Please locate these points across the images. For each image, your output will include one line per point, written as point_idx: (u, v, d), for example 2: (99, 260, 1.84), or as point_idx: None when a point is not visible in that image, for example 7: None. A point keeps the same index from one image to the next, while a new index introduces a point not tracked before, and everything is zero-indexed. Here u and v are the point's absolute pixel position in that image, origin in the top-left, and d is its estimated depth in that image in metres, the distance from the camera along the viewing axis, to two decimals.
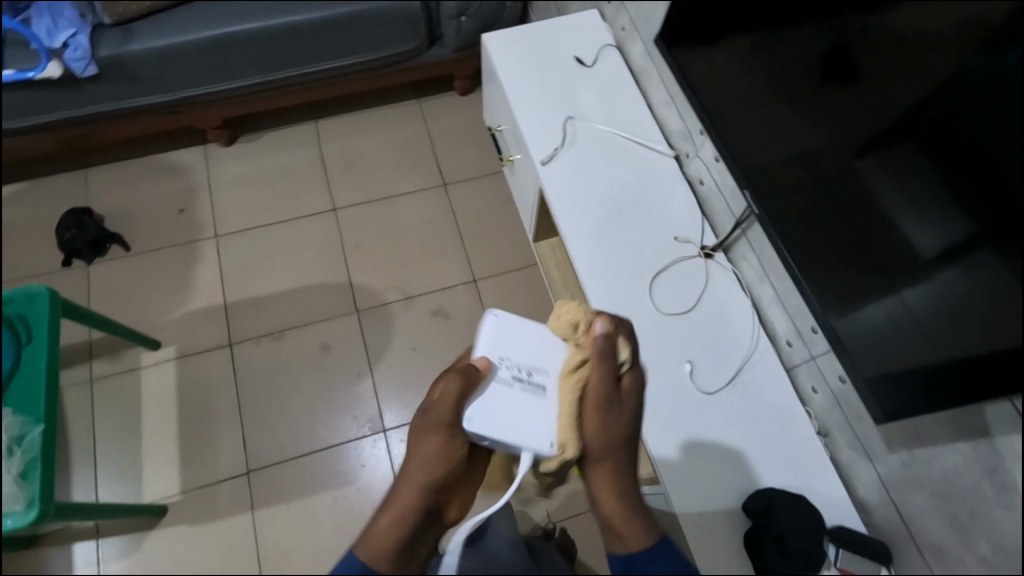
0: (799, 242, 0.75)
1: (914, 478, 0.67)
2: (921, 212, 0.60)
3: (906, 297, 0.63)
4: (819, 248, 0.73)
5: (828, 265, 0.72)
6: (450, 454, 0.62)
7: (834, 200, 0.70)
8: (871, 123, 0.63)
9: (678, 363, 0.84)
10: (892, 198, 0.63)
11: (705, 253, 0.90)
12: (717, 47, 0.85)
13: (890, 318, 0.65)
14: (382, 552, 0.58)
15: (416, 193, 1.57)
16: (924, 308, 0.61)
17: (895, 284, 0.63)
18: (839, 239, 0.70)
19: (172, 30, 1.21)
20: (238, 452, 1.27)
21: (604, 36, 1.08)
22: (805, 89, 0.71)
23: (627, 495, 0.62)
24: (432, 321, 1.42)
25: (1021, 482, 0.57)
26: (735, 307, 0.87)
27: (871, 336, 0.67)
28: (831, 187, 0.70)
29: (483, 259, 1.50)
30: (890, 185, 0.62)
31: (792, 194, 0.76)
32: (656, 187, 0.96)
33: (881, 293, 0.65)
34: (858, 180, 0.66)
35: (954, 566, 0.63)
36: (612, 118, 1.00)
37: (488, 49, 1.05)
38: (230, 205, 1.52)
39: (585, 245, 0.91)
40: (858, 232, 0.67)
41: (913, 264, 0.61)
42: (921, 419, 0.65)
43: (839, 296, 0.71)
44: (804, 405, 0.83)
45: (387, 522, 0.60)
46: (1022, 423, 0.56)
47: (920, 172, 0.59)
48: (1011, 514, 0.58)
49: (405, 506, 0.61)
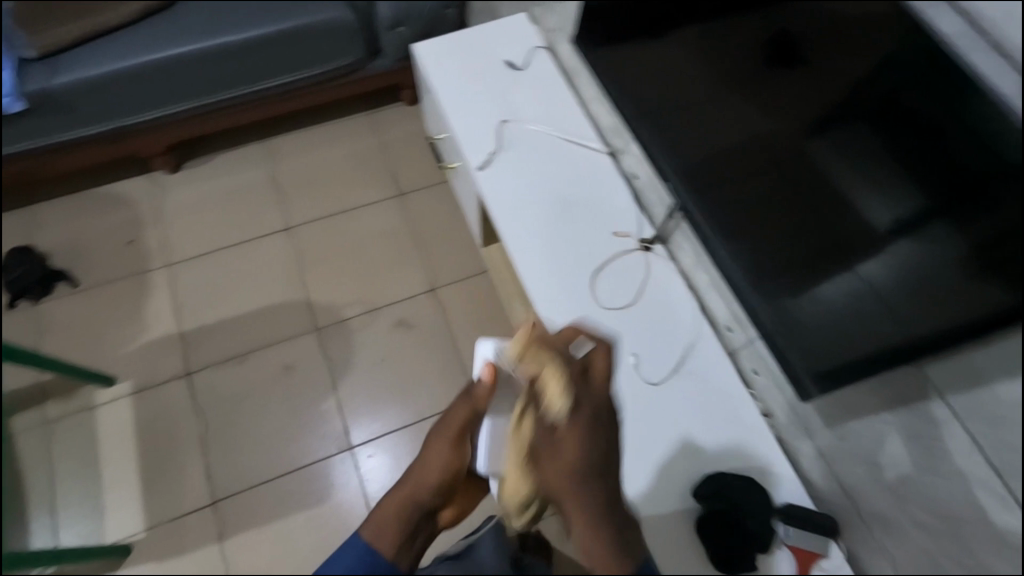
0: (744, 225, 0.75)
1: (854, 451, 0.69)
2: (875, 185, 0.57)
3: (858, 273, 0.61)
4: (771, 228, 0.71)
5: (772, 251, 0.72)
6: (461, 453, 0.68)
7: (784, 178, 0.68)
8: (818, 105, 0.62)
9: (624, 356, 0.84)
10: (841, 179, 0.61)
11: (644, 247, 0.91)
12: (632, 44, 0.87)
13: (849, 296, 0.62)
14: (390, 530, 0.60)
15: (370, 205, 1.56)
16: (887, 284, 0.58)
17: (852, 259, 0.61)
18: (798, 219, 0.67)
19: (106, 57, 1.19)
20: (203, 483, 1.23)
21: (534, 37, 1.09)
22: (751, 73, 0.69)
23: (589, 540, 0.52)
24: (396, 332, 1.41)
25: (943, 446, 0.58)
26: (676, 296, 0.89)
27: (824, 319, 0.66)
28: (782, 167, 0.68)
29: (442, 268, 1.49)
30: (844, 163, 0.60)
31: (735, 183, 0.75)
32: (592, 184, 0.96)
33: (839, 269, 0.63)
34: (813, 163, 0.64)
35: (897, 531, 0.65)
36: (546, 118, 1.01)
37: (420, 60, 1.06)
38: (180, 230, 1.47)
39: (526, 246, 0.91)
40: (803, 215, 0.67)
41: (871, 240, 0.59)
42: (858, 392, 0.66)
43: (797, 278, 0.69)
44: (749, 387, 0.84)
45: (391, 513, 0.62)
46: (932, 389, 0.58)
47: (867, 150, 0.58)
48: (938, 478, 0.59)
49: (413, 497, 0.64)
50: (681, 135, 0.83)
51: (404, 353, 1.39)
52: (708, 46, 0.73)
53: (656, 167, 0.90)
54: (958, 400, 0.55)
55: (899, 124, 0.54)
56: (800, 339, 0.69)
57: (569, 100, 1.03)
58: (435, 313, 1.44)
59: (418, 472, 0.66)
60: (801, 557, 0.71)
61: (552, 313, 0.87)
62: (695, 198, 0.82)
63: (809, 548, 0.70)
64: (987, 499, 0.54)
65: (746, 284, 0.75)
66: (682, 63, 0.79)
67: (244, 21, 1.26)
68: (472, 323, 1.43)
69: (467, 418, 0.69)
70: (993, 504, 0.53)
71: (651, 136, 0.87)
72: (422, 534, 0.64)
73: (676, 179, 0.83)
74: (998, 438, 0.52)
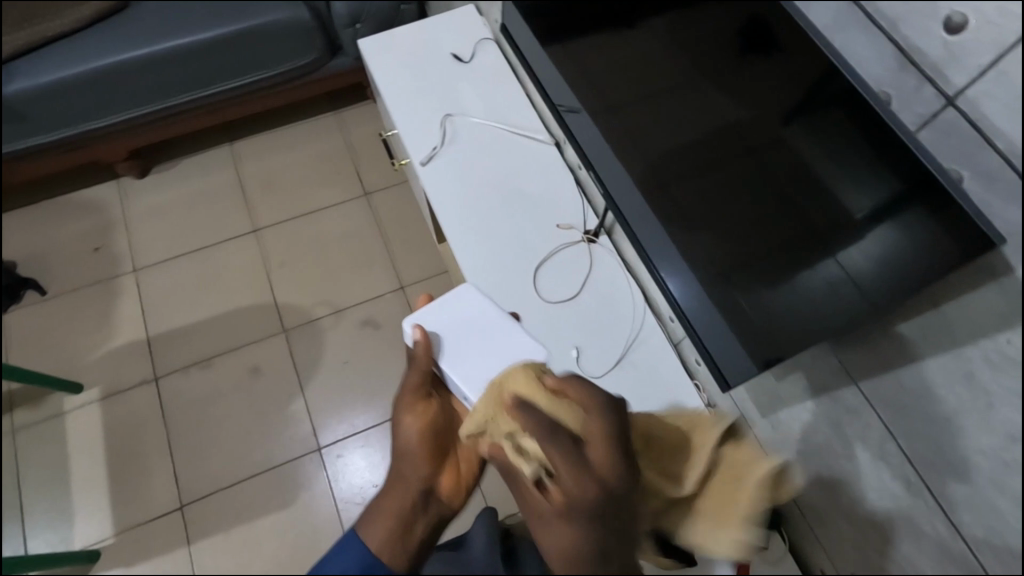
0: (679, 208, 0.70)
1: (786, 441, 0.70)
2: (847, 170, 0.52)
3: (819, 273, 0.56)
4: (691, 217, 0.69)
5: (710, 252, 0.67)
6: (427, 426, 0.64)
7: (752, 166, 0.60)
8: (792, 90, 0.56)
9: (566, 349, 0.83)
10: (811, 167, 0.55)
11: (588, 239, 0.91)
12: (553, 48, 0.87)
13: (830, 286, 0.56)
14: (383, 525, 0.54)
15: (336, 206, 1.55)
16: (868, 274, 0.52)
17: (830, 247, 0.55)
18: (757, 207, 0.61)
19: (57, 64, 1.16)
20: (172, 489, 1.19)
21: (481, 30, 1.09)
22: (718, 60, 0.62)
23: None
24: (363, 332, 1.41)
25: (855, 434, 0.60)
26: (618, 290, 0.88)
27: (780, 322, 0.60)
28: (755, 156, 0.60)
29: (410, 265, 1.49)
30: (814, 148, 0.54)
31: (675, 183, 0.69)
32: (539, 177, 0.96)
33: (815, 258, 0.56)
34: (789, 152, 0.57)
35: (826, 519, 0.67)
36: (488, 110, 1.01)
37: (365, 57, 1.05)
38: (149, 237, 1.48)
39: (469, 240, 0.90)
40: (765, 204, 0.60)
41: (841, 228, 0.53)
42: (790, 378, 0.66)
43: (753, 272, 0.62)
44: (692, 377, 0.84)
45: (377, 520, 0.55)
46: (847, 375, 0.59)
47: (840, 138, 0.52)
48: (854, 467, 0.61)
49: (400, 501, 0.57)
50: (619, 129, 0.77)
51: (369, 351, 1.38)
52: (660, 30, 0.68)
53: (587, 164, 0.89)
54: (867, 387, 0.57)
55: (857, 109, 0.51)
56: (767, 333, 0.62)
57: (517, 91, 1.03)
58: (402, 311, 1.44)
59: (394, 482, 0.60)
60: None
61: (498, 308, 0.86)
62: (647, 198, 0.74)
63: None
64: (904, 489, 0.56)
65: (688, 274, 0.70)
66: (618, 49, 0.75)
67: (193, 24, 1.25)
68: None
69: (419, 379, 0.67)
70: (908, 491, 0.55)
71: (597, 130, 0.82)
72: (426, 514, 0.57)
73: (625, 179, 0.78)
74: (905, 425, 0.54)
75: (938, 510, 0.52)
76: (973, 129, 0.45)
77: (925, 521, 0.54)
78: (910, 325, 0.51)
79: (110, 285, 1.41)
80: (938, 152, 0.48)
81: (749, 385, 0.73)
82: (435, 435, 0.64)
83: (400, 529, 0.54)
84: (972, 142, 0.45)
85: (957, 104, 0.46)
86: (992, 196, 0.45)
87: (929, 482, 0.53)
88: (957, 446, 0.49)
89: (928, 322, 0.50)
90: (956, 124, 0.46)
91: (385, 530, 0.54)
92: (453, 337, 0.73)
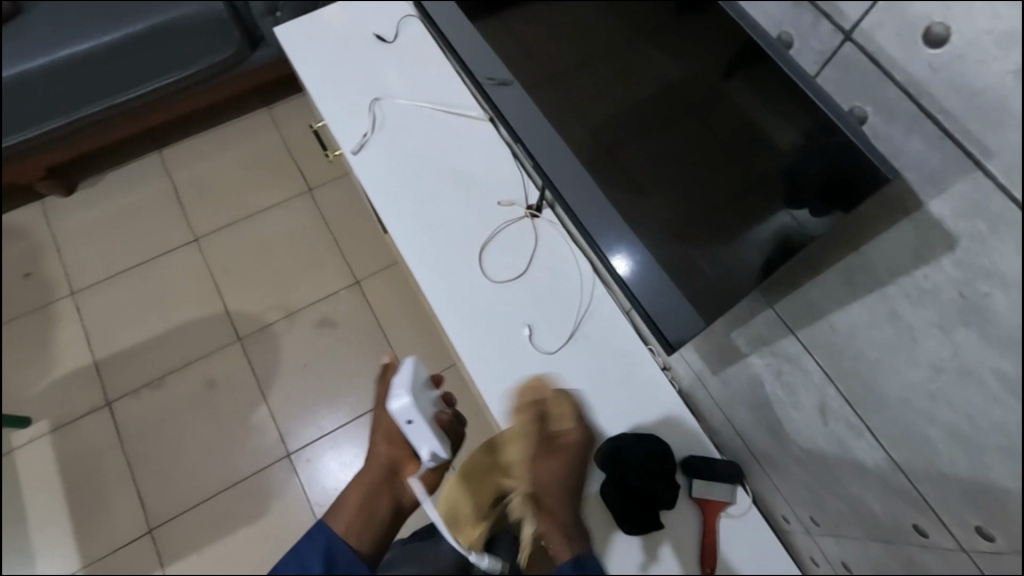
0: (626, 173, 0.69)
1: (738, 396, 0.71)
2: (782, 114, 0.52)
3: (772, 225, 0.55)
4: (639, 184, 0.68)
5: (665, 216, 0.66)
6: (395, 446, 0.78)
7: (696, 123, 0.60)
8: (717, 42, 0.56)
9: (518, 328, 0.82)
10: (752, 118, 0.55)
11: (531, 214, 0.88)
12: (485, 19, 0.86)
13: (779, 237, 0.55)
14: (349, 517, 0.73)
15: (282, 205, 1.48)
16: (815, 217, 0.51)
17: (775, 196, 0.54)
18: (706, 162, 0.60)
19: None
20: (136, 512, 1.16)
21: (403, 7, 1.04)
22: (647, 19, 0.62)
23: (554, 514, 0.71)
24: (321, 332, 1.34)
25: (799, 382, 0.61)
26: (567, 261, 0.86)
27: (740, 276, 0.60)
28: (695, 113, 0.60)
29: (361, 259, 1.42)
30: (748, 100, 0.55)
31: (621, 149, 0.69)
32: (478, 153, 0.93)
33: (761, 209, 0.56)
34: (730, 102, 0.56)
35: (781, 466, 0.69)
36: (416, 90, 0.98)
37: (283, 47, 1.00)
38: (81, 256, 1.40)
39: (409, 228, 0.88)
40: (710, 162, 0.59)
41: (782, 174, 0.53)
42: (727, 336, 0.69)
43: (710, 231, 0.61)
44: (647, 344, 0.84)
45: (345, 508, 0.74)
46: (788, 328, 0.59)
47: (768, 82, 0.52)
48: (799, 412, 0.63)
49: (369, 485, 0.76)
50: (559, 101, 0.76)
51: (331, 353, 1.32)
52: None
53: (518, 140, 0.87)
54: (805, 335, 0.58)
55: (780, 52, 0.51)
56: (716, 288, 0.63)
57: (444, 68, 0.99)
58: (358, 307, 1.37)
59: (367, 473, 0.77)
60: (708, 509, 0.72)
61: (445, 295, 0.84)
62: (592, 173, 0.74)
63: (717, 497, 0.72)
64: (846, 431, 0.57)
65: (636, 240, 0.71)
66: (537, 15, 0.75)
67: None
68: (401, 315, 1.36)
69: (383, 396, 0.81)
70: (851, 434, 0.57)
71: (529, 101, 0.81)
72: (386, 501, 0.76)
73: (564, 152, 0.76)
74: (839, 369, 0.55)
75: (877, 447, 0.54)
76: (870, 62, 0.46)
77: (867, 458, 0.56)
78: (832, 274, 0.53)
79: (45, 313, 1.34)
80: (846, 87, 0.49)
81: (697, 342, 0.74)
82: (403, 451, 0.78)
83: (365, 512, 0.74)
84: (873, 75, 0.46)
85: (853, 37, 0.47)
86: (897, 129, 0.46)
87: (867, 421, 0.55)
88: (887, 383, 0.51)
89: (852, 266, 0.51)
90: (858, 60, 0.47)
91: (354, 515, 0.74)
92: (435, 440, 0.72)
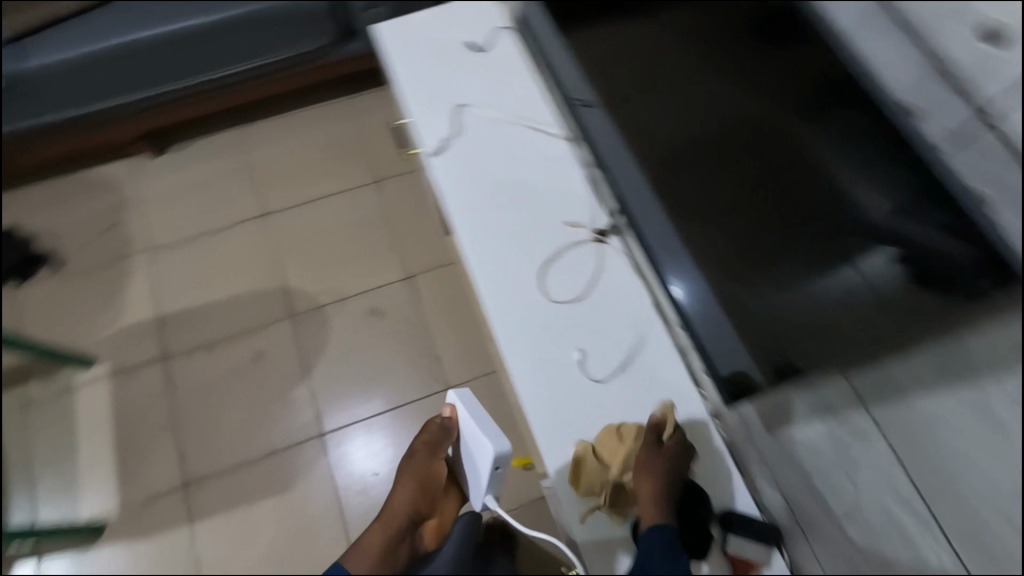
0: (725, 206, 0.79)
1: (794, 460, 0.74)
2: (877, 185, 0.74)
3: (837, 278, 0.72)
4: (741, 218, 0.78)
5: (722, 250, 0.78)
6: (426, 492, 0.75)
7: (790, 176, 0.78)
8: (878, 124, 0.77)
9: (569, 351, 0.83)
10: (836, 175, 0.76)
11: (597, 237, 0.89)
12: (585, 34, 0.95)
13: (846, 287, 0.72)
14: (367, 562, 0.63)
15: (351, 191, 1.54)
16: (879, 270, 0.71)
17: (848, 250, 0.73)
18: (788, 216, 0.76)
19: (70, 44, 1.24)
20: None
21: (496, 20, 1.07)
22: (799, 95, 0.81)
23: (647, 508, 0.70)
24: (367, 320, 1.37)
25: (859, 458, 0.72)
26: (627, 289, 0.87)
27: (788, 313, 0.74)
28: (785, 171, 0.78)
29: (416, 255, 1.50)
30: (849, 165, 0.76)
31: (701, 184, 0.81)
32: (553, 169, 0.95)
33: (833, 263, 0.73)
34: (818, 153, 0.78)
35: (819, 531, 0.72)
36: (499, 103, 1.00)
37: (378, 45, 1.04)
38: None
39: (477, 235, 0.89)
40: (795, 213, 0.76)
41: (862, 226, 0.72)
42: (787, 394, 0.74)
43: (781, 274, 0.75)
44: (700, 386, 0.81)
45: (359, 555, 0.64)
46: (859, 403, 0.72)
47: (870, 143, 0.77)
48: (858, 482, 0.71)
49: (390, 527, 0.68)
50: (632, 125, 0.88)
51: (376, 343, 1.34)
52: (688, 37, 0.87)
53: (601, 168, 0.90)
54: (877, 411, 0.71)
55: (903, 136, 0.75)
56: (760, 330, 0.75)
57: (526, 83, 1.02)
58: (408, 300, 1.43)
59: (385, 513, 0.71)
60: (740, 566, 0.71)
61: (500, 305, 0.85)
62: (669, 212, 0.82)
63: (750, 556, 0.70)
64: (904, 503, 0.69)
65: (700, 278, 0.79)
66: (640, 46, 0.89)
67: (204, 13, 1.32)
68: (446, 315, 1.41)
69: (426, 441, 0.80)
70: (916, 523, 0.67)
71: (609, 123, 0.89)
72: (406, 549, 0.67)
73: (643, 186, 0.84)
74: (916, 451, 0.69)
75: (933, 524, 0.67)
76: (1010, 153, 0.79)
77: (932, 553, 0.66)
78: (923, 360, 0.69)
79: None
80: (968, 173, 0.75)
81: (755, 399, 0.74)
82: (427, 504, 0.74)
83: (387, 557, 0.64)
84: (1001, 161, 0.77)
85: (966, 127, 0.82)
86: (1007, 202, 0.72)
87: (932, 504, 0.67)
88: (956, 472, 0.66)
89: (943, 358, 0.68)
90: (998, 144, 0.80)
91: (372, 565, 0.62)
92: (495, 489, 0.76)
